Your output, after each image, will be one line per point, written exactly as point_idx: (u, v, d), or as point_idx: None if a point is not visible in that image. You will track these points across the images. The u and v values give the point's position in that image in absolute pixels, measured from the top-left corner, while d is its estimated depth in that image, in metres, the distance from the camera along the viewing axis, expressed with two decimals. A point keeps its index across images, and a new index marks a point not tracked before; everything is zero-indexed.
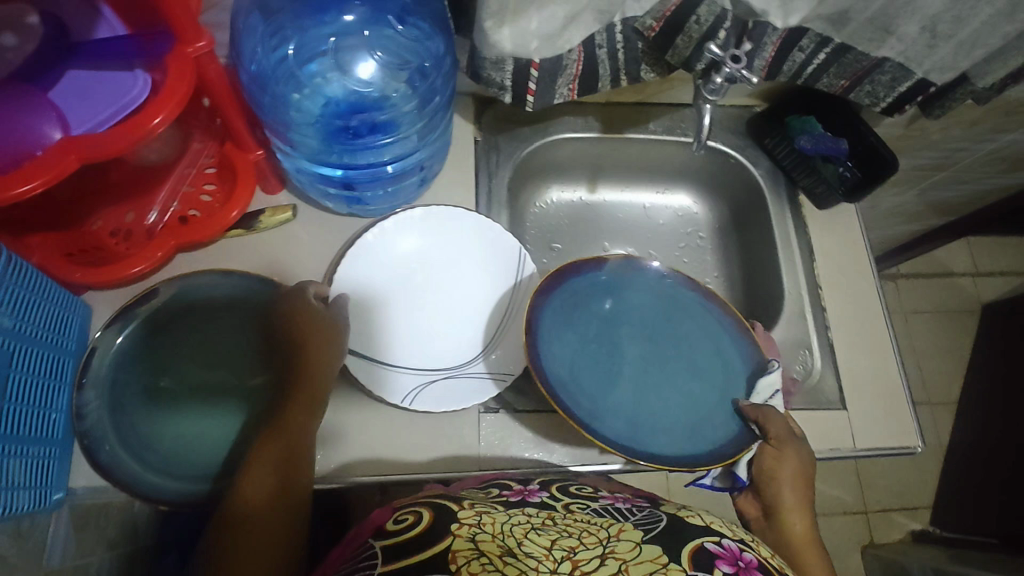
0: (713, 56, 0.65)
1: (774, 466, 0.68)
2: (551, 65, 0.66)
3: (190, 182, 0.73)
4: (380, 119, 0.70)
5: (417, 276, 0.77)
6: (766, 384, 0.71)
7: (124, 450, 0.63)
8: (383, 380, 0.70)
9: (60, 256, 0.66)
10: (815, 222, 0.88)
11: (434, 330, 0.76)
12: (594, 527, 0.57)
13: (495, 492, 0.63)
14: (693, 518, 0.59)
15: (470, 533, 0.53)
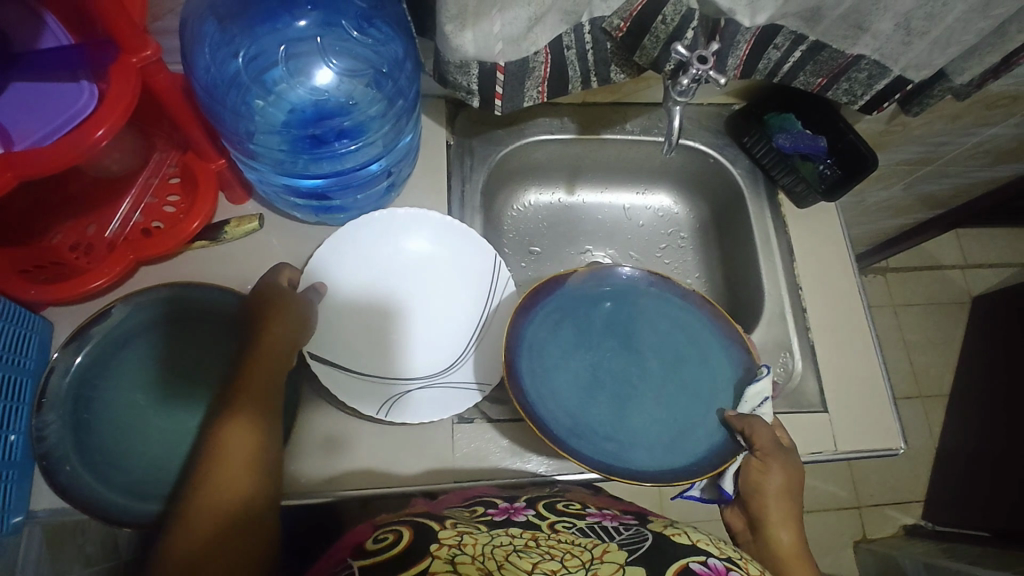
0: (679, 57, 0.63)
1: (761, 480, 0.66)
2: (517, 68, 0.64)
3: (154, 193, 0.71)
4: (345, 125, 0.69)
5: (405, 284, 0.76)
6: (754, 391, 0.69)
7: (86, 471, 0.60)
8: (375, 399, 0.69)
9: (15, 273, 0.64)
10: (795, 221, 0.86)
11: (424, 338, 0.75)
12: (578, 549, 0.55)
13: (480, 510, 0.61)
14: (680, 536, 0.57)
15: (450, 554, 0.51)
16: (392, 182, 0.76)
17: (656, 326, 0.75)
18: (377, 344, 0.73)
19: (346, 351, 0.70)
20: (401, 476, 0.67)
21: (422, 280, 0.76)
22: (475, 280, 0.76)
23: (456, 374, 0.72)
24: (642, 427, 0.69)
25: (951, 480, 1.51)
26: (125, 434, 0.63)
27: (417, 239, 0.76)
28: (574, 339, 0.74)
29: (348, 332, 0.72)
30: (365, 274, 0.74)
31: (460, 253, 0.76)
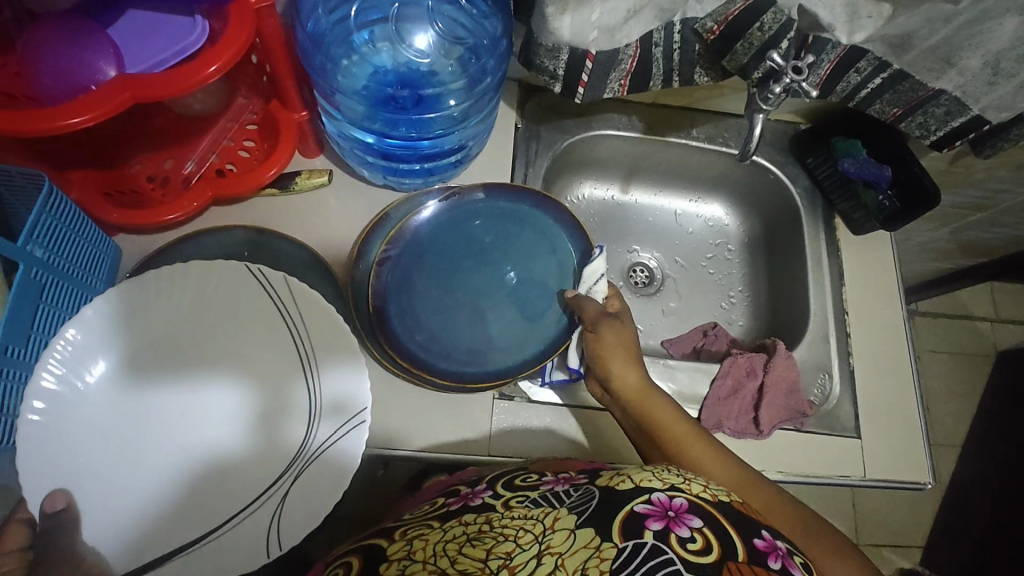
0: (773, 64, 0.63)
1: (606, 333, 0.69)
2: (606, 58, 0.65)
3: (231, 136, 0.73)
4: (421, 94, 0.69)
5: (112, 396, 0.55)
6: (591, 271, 0.74)
7: None
8: (247, 546, 0.52)
9: (99, 194, 0.66)
10: (849, 248, 0.86)
11: (242, 430, 0.57)
12: (530, 522, 0.51)
13: (440, 503, 0.59)
14: (623, 482, 0.54)
15: (400, 568, 0.49)
16: (464, 152, 0.77)
17: (474, 243, 0.76)
18: (191, 496, 0.54)
19: (140, 545, 0.51)
20: (439, 442, 0.68)
21: (198, 364, 0.58)
22: (275, 315, 0.58)
23: (311, 447, 0.55)
24: (504, 338, 0.72)
25: (953, 530, 1.50)
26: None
27: (150, 317, 0.57)
28: (433, 279, 0.74)
29: (125, 518, 0.52)
30: (73, 438, 0.53)
31: (236, 287, 0.59)
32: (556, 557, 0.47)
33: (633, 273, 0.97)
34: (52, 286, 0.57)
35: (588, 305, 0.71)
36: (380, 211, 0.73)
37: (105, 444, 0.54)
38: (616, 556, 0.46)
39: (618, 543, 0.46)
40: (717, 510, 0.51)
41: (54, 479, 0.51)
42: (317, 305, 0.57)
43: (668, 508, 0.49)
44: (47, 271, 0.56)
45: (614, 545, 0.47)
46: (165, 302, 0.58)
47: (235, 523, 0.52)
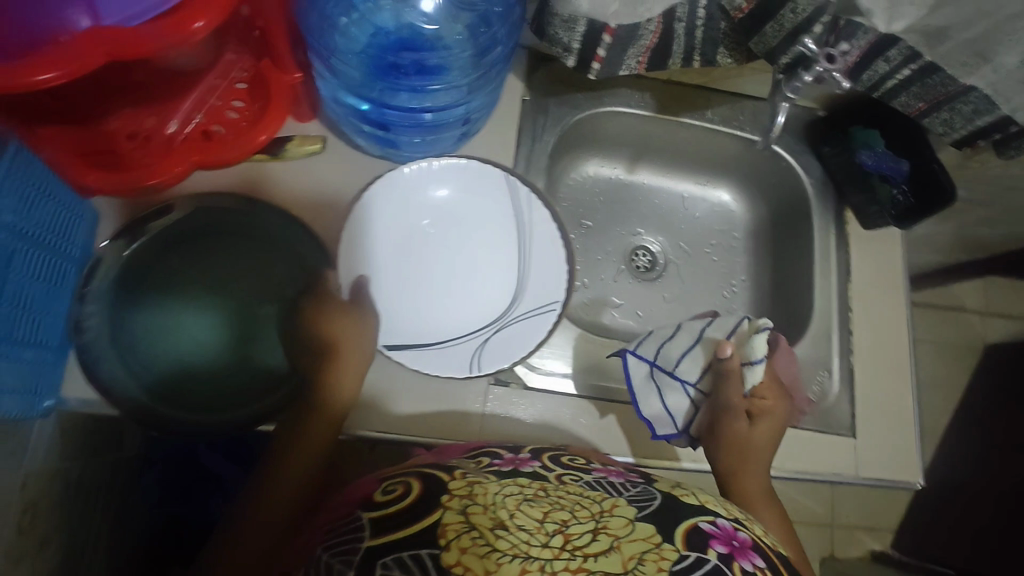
0: (805, 51, 0.61)
1: (743, 439, 0.66)
2: (626, 32, 0.61)
3: (219, 96, 0.68)
4: (427, 61, 0.64)
5: (404, 235, 0.71)
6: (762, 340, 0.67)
7: (123, 371, 0.61)
8: (464, 356, 0.67)
9: (76, 155, 0.61)
10: (859, 242, 0.83)
11: (473, 279, 0.72)
12: (587, 500, 0.54)
13: (487, 462, 0.59)
14: (688, 497, 0.57)
15: (461, 505, 0.52)
16: (471, 125, 0.71)
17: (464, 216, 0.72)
18: (424, 308, 0.70)
19: (390, 328, 0.67)
20: (436, 426, 0.66)
21: (457, 239, 0.72)
22: (509, 231, 0.72)
23: (518, 314, 0.69)
24: (490, 307, 0.70)
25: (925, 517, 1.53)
26: (155, 331, 0.63)
27: (438, 195, 0.71)
28: (426, 253, 0.72)
29: (388, 309, 0.68)
30: (373, 249, 0.68)
31: (494, 201, 0.71)
32: (612, 539, 0.51)
33: (635, 256, 0.94)
34: (22, 253, 0.53)
35: (734, 392, 0.66)
36: (423, 209, 0.71)
37: (385, 259, 0.69)
38: (676, 559, 0.50)
39: (681, 549, 0.51)
40: (774, 556, 0.55)
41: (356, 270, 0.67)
42: (549, 236, 0.70)
43: (732, 537, 0.53)
44: (15, 238, 0.52)
45: (675, 549, 0.51)
46: (450, 191, 0.71)
47: (449, 346, 0.67)
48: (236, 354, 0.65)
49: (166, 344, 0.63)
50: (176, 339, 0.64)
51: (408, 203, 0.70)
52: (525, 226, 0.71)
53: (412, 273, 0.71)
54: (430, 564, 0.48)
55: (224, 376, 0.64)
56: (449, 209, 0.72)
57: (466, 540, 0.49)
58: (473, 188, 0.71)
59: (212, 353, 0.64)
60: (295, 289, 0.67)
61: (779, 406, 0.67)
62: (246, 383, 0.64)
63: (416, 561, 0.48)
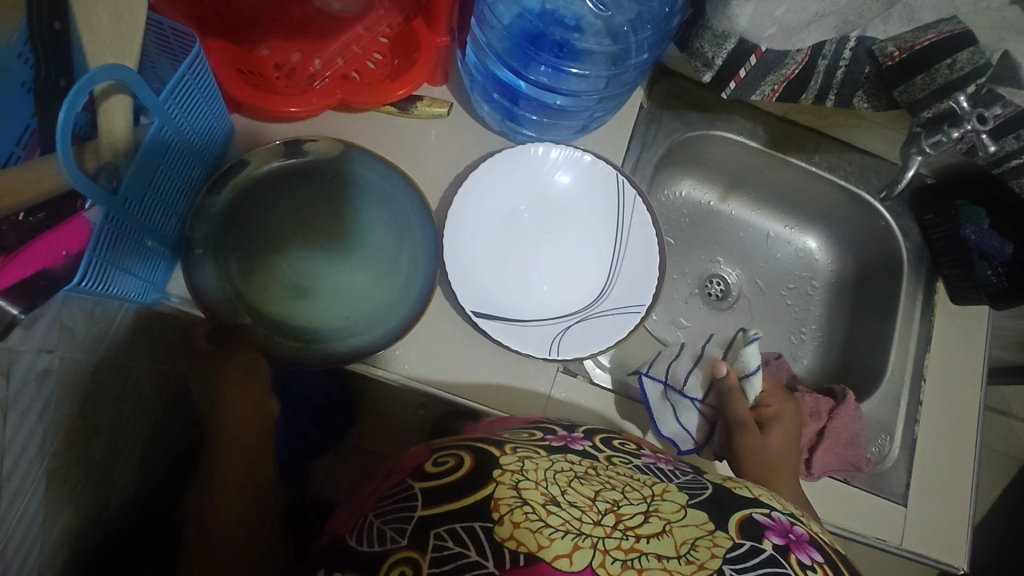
0: (955, 108, 0.60)
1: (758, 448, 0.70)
2: (773, 58, 0.62)
3: (362, 45, 0.70)
4: (571, 45, 0.67)
5: (507, 212, 0.73)
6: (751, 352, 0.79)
7: (225, 283, 0.63)
8: (541, 338, 0.68)
9: (232, 70, 0.65)
10: (944, 314, 0.82)
11: (560, 267, 0.73)
12: (637, 483, 0.59)
13: (537, 435, 0.63)
14: (741, 489, 0.60)
15: (513, 480, 0.56)
16: (593, 117, 0.73)
17: (567, 208, 0.74)
18: (510, 283, 0.71)
19: (477, 294, 0.68)
20: (500, 398, 0.68)
21: (555, 227, 0.74)
22: (607, 229, 0.73)
23: (602, 308, 0.71)
24: (574, 296, 0.72)
25: None
26: (247, 261, 0.65)
27: (546, 182, 0.73)
28: (522, 234, 0.73)
29: (478, 277, 0.69)
30: (476, 216, 0.71)
31: (599, 197, 0.73)
32: (664, 522, 0.54)
33: (709, 284, 0.95)
34: (171, 146, 0.57)
35: (741, 406, 0.73)
36: (530, 193, 0.73)
37: (484, 229, 0.72)
38: (730, 547, 0.52)
39: (734, 537, 0.53)
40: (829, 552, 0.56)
41: (456, 233, 0.69)
42: (646, 241, 0.72)
43: (789, 530, 0.55)
44: (168, 130, 0.55)
45: (729, 537, 0.53)
46: (556, 179, 0.73)
47: (529, 325, 0.69)
48: (325, 292, 0.66)
49: (267, 269, 0.65)
50: (274, 266, 0.65)
51: (517, 183, 0.72)
52: (625, 228, 0.73)
53: (503, 246, 0.72)
54: (483, 537, 0.51)
55: (314, 311, 0.65)
56: (555, 198, 0.74)
57: (520, 515, 0.52)
58: (585, 189, 0.73)
59: (301, 289, 0.65)
60: (397, 240, 0.68)
61: (787, 410, 0.75)
62: (334, 322, 0.65)
63: (469, 534, 0.52)
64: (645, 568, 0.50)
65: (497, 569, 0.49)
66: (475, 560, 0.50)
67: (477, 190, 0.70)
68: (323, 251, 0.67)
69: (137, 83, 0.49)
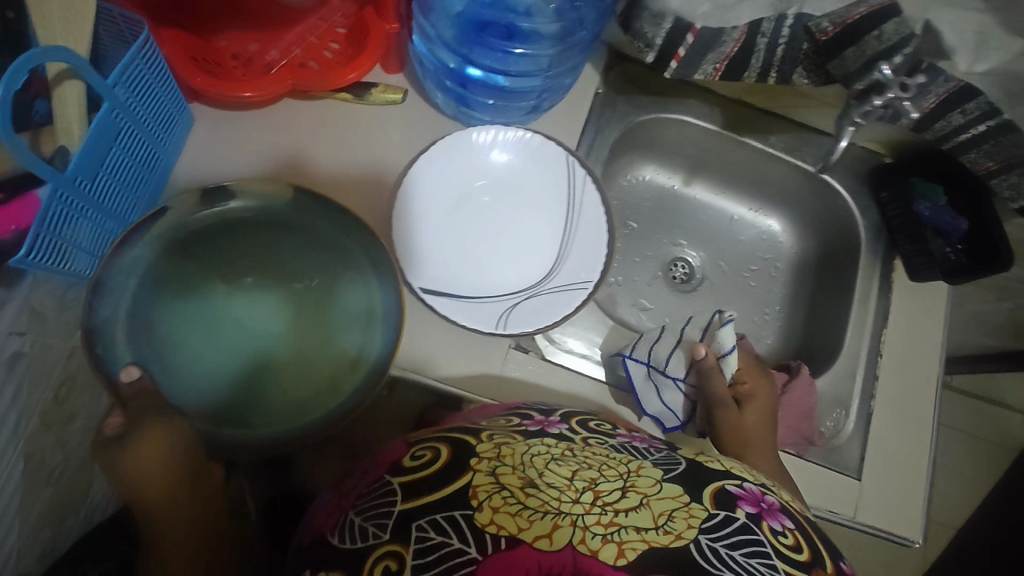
0: (880, 77, 0.63)
1: (735, 425, 0.70)
2: (709, 35, 0.63)
3: (318, 35, 0.73)
4: (518, 28, 0.70)
5: (460, 194, 0.74)
6: (725, 334, 0.78)
7: (142, 330, 0.59)
8: (489, 313, 0.69)
9: (188, 57, 0.67)
10: (901, 291, 0.83)
11: (512, 247, 0.75)
12: (613, 462, 0.59)
13: (516, 421, 0.64)
14: (713, 463, 0.61)
15: (489, 467, 0.56)
16: (551, 97, 0.76)
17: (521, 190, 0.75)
18: (462, 263, 0.73)
19: (426, 272, 0.70)
20: (452, 375, 0.69)
21: (508, 210, 0.76)
22: (557, 208, 0.75)
23: (551, 285, 0.72)
24: (524, 274, 0.73)
25: None
26: (197, 338, 0.63)
27: (498, 166, 0.75)
28: (474, 215, 0.75)
29: (428, 256, 0.71)
30: (426, 198, 0.72)
31: (550, 179, 0.75)
32: (642, 496, 0.54)
33: (673, 267, 0.96)
34: (126, 130, 0.59)
35: (720, 384, 0.73)
36: (483, 175, 0.75)
37: (436, 210, 0.73)
38: (705, 517, 0.52)
39: (708, 508, 0.54)
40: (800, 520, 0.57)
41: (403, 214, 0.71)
42: (595, 219, 0.73)
43: (760, 499, 0.56)
44: (126, 114, 0.59)
45: (703, 508, 0.54)
46: (506, 159, 0.75)
47: (479, 301, 0.70)
48: (279, 356, 0.65)
49: (224, 323, 0.65)
50: (233, 328, 0.65)
51: (469, 165, 0.74)
52: (575, 208, 0.74)
53: (456, 227, 0.74)
54: (464, 525, 0.51)
55: (261, 372, 0.64)
56: (508, 181, 0.75)
57: (498, 501, 0.52)
58: (534, 164, 0.75)
59: (260, 354, 0.65)
60: (361, 305, 0.64)
61: (761, 389, 0.75)
62: (282, 387, 0.63)
63: (451, 522, 0.51)
64: (625, 540, 0.50)
65: (480, 556, 0.48)
66: (457, 548, 0.50)
67: (425, 172, 0.72)
68: (303, 314, 0.66)
69: (85, 66, 0.52)
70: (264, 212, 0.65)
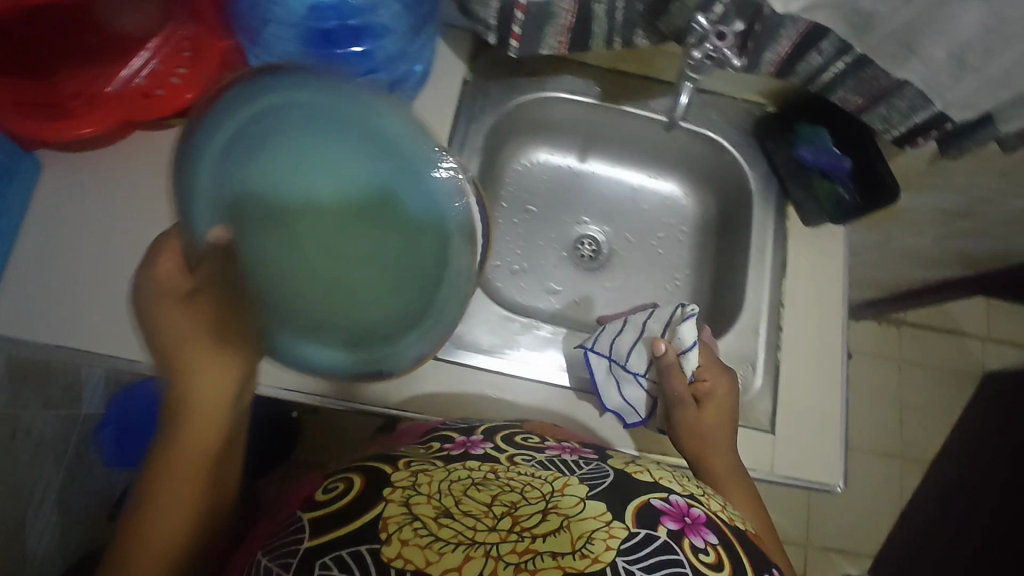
0: (699, 29, 0.61)
1: (690, 425, 0.69)
2: (539, 10, 0.62)
3: (163, 61, 0.69)
4: (358, 23, 0.69)
5: None
6: (687, 331, 0.72)
7: (263, 236, 0.59)
8: None
9: (18, 107, 0.63)
10: (797, 239, 0.82)
11: None
12: (537, 481, 0.54)
13: (436, 447, 0.61)
14: (641, 473, 0.58)
15: (404, 497, 0.50)
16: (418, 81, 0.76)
17: None
18: None
19: None
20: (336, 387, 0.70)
21: None
22: None
23: None
24: None
25: (906, 542, 1.46)
26: (287, 265, 0.60)
27: None
28: None
29: None
30: None
31: None
32: (563, 517, 0.50)
33: (580, 246, 0.95)
34: None
35: (679, 381, 0.70)
36: None
37: None
38: (626, 537, 0.49)
39: (630, 527, 0.50)
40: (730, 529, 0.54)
41: None
42: None
43: (684, 513, 0.52)
44: None
45: (625, 526, 0.50)
46: None
47: None
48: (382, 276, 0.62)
49: (304, 239, 0.61)
50: (334, 248, 0.61)
51: None
52: None
53: None
54: (369, 560, 0.45)
55: (378, 297, 0.61)
56: None
57: (408, 532, 0.47)
58: None
59: (343, 286, 0.61)
60: (376, 186, 0.62)
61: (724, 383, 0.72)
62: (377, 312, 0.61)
63: (357, 559, 0.45)
64: (540, 568, 0.45)
65: None
66: None
67: None
68: (395, 234, 0.62)
69: None
70: (373, 148, 0.61)
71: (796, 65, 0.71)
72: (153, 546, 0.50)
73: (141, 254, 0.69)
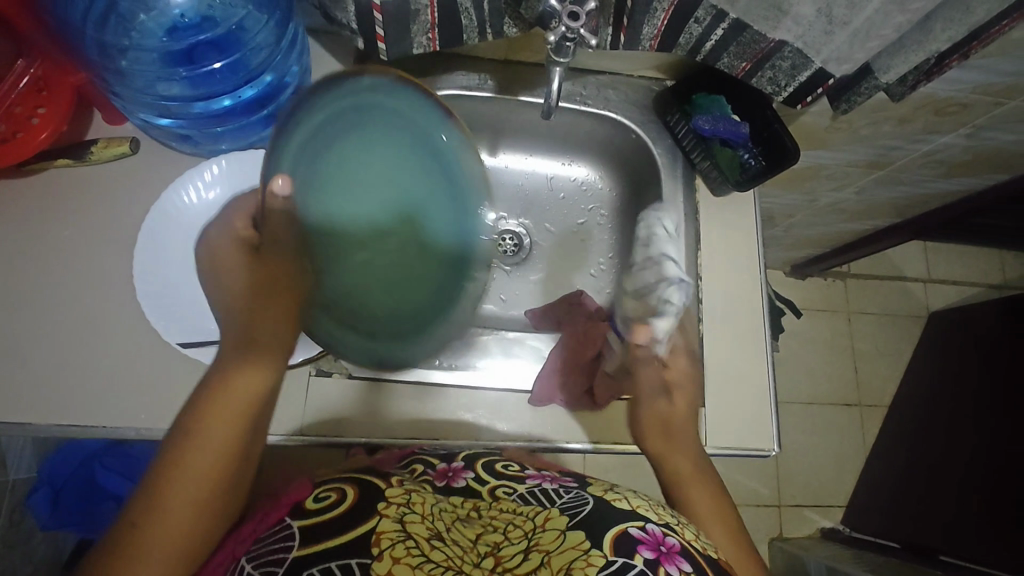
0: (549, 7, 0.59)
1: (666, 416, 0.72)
2: (397, 9, 0.61)
3: (18, 101, 0.63)
4: (216, 36, 0.65)
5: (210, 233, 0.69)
6: None
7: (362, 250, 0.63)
8: None
9: None
10: (708, 210, 0.82)
11: None
12: (519, 518, 0.56)
13: (419, 471, 0.64)
14: (621, 501, 0.58)
15: (398, 513, 0.52)
16: (295, 89, 0.72)
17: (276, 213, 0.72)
18: None
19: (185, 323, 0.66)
20: None
21: None
22: None
23: None
24: None
25: (873, 488, 1.49)
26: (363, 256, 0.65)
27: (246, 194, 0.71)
28: None
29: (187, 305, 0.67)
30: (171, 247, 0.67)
31: None
32: (544, 555, 0.52)
33: (501, 242, 0.94)
34: None
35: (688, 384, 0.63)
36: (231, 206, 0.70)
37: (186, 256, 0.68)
38: (604, 565, 0.50)
39: (608, 555, 0.50)
40: (705, 558, 0.54)
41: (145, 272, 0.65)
42: None
43: (661, 542, 0.52)
44: None
45: (602, 555, 0.51)
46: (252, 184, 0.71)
47: None
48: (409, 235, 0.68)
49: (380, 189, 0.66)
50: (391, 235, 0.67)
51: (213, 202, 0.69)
52: None
53: None
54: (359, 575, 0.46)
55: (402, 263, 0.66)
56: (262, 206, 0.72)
57: (400, 551, 0.48)
58: None
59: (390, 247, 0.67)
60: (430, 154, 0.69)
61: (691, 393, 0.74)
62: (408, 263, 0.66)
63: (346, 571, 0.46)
64: None
65: None
66: None
67: (163, 219, 0.67)
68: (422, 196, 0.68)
69: None
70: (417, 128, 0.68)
71: (679, 35, 0.70)
72: (190, 479, 0.51)
73: (14, 309, 0.65)
